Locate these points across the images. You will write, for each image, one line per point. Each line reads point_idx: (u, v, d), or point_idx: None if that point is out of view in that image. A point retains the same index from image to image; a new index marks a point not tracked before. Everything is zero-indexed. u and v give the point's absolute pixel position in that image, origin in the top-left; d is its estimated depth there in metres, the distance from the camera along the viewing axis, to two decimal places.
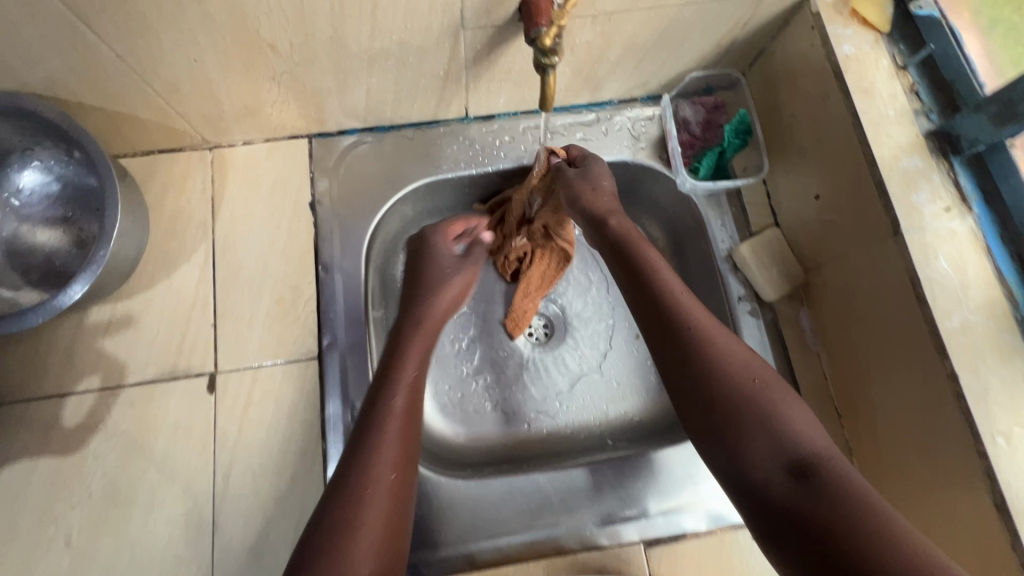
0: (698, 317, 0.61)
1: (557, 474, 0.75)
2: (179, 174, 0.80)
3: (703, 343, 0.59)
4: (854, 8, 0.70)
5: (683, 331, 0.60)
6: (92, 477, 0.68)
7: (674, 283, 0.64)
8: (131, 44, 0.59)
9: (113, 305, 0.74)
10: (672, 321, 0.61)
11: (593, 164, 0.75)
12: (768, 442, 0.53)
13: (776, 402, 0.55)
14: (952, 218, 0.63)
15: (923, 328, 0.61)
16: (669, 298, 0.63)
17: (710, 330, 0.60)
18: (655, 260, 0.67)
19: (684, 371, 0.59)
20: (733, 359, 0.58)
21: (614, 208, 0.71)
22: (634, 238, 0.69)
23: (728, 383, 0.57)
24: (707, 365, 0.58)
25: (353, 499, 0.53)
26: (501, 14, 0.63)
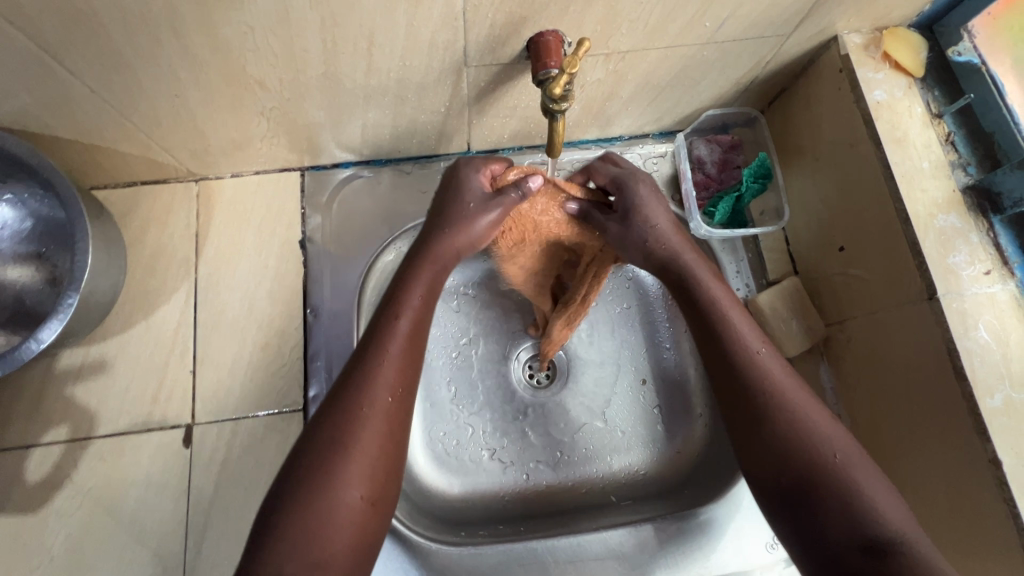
0: (773, 377, 0.54)
1: (558, 543, 0.71)
2: (162, 208, 0.75)
3: (779, 406, 0.52)
4: (886, 50, 0.65)
5: (753, 397, 0.53)
6: (55, 539, 0.64)
7: (751, 337, 0.56)
8: (106, 79, 0.55)
9: (86, 348, 0.70)
10: (740, 378, 0.54)
11: (639, 197, 0.62)
12: (840, 524, 0.47)
13: (856, 479, 0.49)
14: (993, 283, 0.57)
15: (961, 406, 0.55)
16: (744, 353, 0.55)
17: (781, 394, 0.53)
18: (726, 302, 0.58)
19: (753, 433, 0.53)
20: (810, 427, 0.51)
21: (678, 251, 0.61)
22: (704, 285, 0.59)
23: (802, 454, 0.50)
24: (782, 433, 0.51)
25: (336, 449, 0.47)
26: (507, 52, 0.58)
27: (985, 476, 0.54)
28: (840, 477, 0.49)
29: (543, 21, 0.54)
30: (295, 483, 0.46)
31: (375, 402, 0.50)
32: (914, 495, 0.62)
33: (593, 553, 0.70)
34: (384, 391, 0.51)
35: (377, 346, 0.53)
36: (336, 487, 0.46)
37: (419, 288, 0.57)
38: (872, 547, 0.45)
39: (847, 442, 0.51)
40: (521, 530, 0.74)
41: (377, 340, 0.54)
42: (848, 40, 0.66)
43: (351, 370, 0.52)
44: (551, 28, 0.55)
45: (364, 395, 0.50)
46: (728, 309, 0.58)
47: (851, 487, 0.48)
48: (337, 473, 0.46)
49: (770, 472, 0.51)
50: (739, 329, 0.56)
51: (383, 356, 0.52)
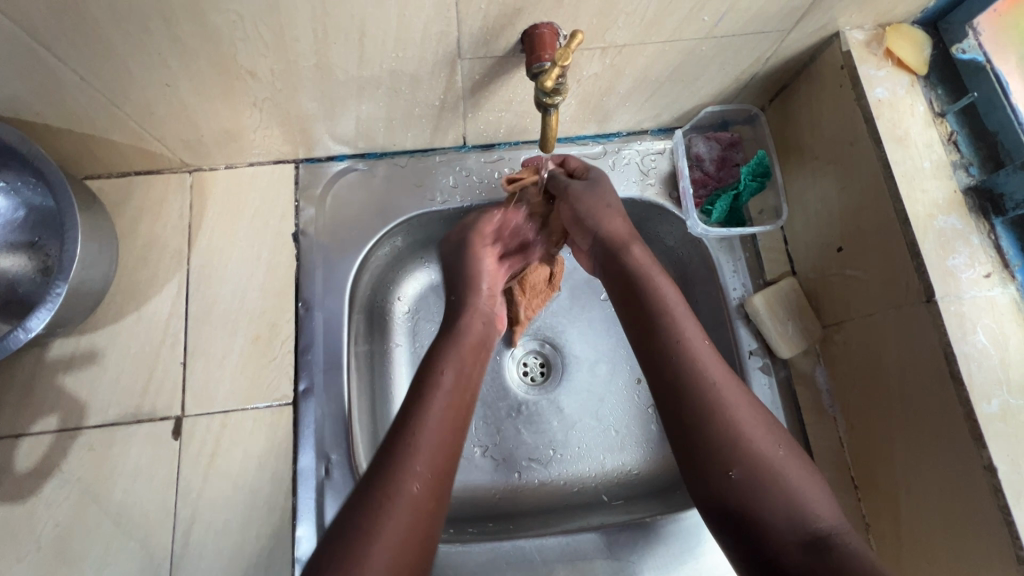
0: (711, 364, 0.55)
1: (546, 542, 0.69)
2: (155, 199, 0.75)
3: (719, 398, 0.53)
4: (888, 47, 0.64)
5: (693, 386, 0.54)
6: (43, 528, 0.64)
7: (686, 320, 0.59)
8: (96, 66, 0.54)
9: (77, 338, 0.70)
10: (678, 366, 0.55)
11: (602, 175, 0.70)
12: (783, 522, 0.48)
13: (789, 476, 0.50)
14: (993, 286, 0.56)
15: (957, 411, 0.54)
16: (681, 341, 0.56)
17: (723, 384, 0.54)
18: (664, 293, 0.61)
19: (692, 426, 0.53)
20: (747, 420, 0.53)
21: (624, 238, 0.66)
22: (651, 271, 0.63)
23: (741, 448, 0.51)
24: (722, 426, 0.52)
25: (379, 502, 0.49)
26: (501, 45, 0.58)
27: (980, 483, 0.53)
28: (774, 471, 0.50)
29: (538, 13, 0.54)
30: (344, 539, 0.47)
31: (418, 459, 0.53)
32: (908, 500, 0.61)
33: (582, 552, 0.68)
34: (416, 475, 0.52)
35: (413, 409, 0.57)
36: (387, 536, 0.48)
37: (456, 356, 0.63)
38: (810, 544, 0.47)
39: (782, 436, 0.53)
40: (511, 528, 0.73)
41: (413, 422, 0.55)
42: (850, 37, 0.64)
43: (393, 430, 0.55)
44: (545, 21, 0.54)
45: (396, 478, 0.51)
46: (669, 300, 0.60)
47: (787, 481, 0.50)
48: (379, 528, 0.48)
49: (714, 467, 0.51)
50: (680, 316, 0.59)
51: (422, 418, 0.56)
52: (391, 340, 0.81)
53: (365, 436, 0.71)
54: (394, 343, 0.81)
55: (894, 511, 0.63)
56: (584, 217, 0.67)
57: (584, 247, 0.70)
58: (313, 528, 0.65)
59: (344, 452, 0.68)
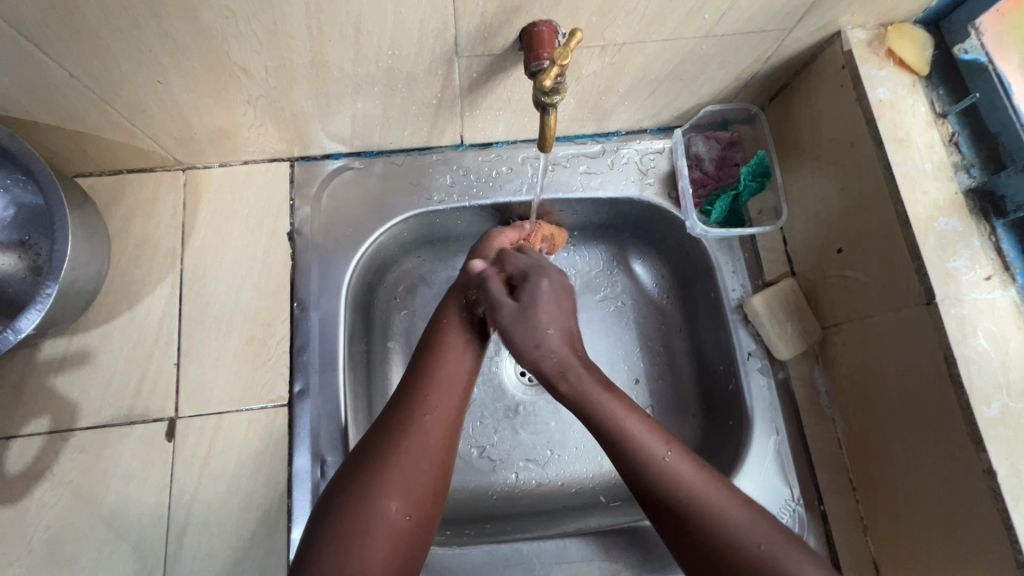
0: (690, 481, 0.50)
1: (543, 544, 0.68)
2: (148, 197, 0.74)
3: (699, 515, 0.48)
4: (890, 47, 0.63)
5: (670, 507, 0.49)
6: (34, 531, 0.63)
7: (655, 441, 0.52)
8: (85, 63, 0.53)
9: (68, 339, 0.69)
10: (650, 489, 0.51)
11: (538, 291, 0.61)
12: None
13: None
14: (993, 288, 0.56)
15: (956, 414, 0.54)
16: (646, 466, 0.51)
17: (706, 503, 0.49)
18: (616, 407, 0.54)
19: (680, 544, 0.49)
20: (739, 529, 0.48)
21: (569, 364, 0.57)
22: (592, 396, 0.55)
23: (738, 565, 0.46)
24: (717, 545, 0.47)
25: (368, 493, 0.49)
26: (499, 42, 0.57)
27: (980, 487, 0.53)
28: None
29: (536, 11, 0.53)
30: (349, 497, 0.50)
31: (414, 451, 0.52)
32: (906, 502, 0.61)
33: (580, 555, 0.68)
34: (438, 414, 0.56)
35: (412, 403, 0.55)
36: (382, 523, 0.48)
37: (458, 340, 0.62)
38: None
39: (784, 539, 0.48)
40: (508, 530, 0.72)
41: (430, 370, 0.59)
42: (851, 36, 0.64)
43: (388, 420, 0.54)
44: (544, 18, 0.53)
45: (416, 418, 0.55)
46: (622, 417, 0.54)
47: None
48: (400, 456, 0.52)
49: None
50: (644, 440, 0.52)
51: (424, 412, 0.55)
52: (389, 341, 0.81)
53: (363, 437, 0.70)
54: (391, 344, 0.81)
55: (891, 514, 0.63)
56: (518, 354, 0.60)
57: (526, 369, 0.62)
58: None
59: (340, 453, 0.67)
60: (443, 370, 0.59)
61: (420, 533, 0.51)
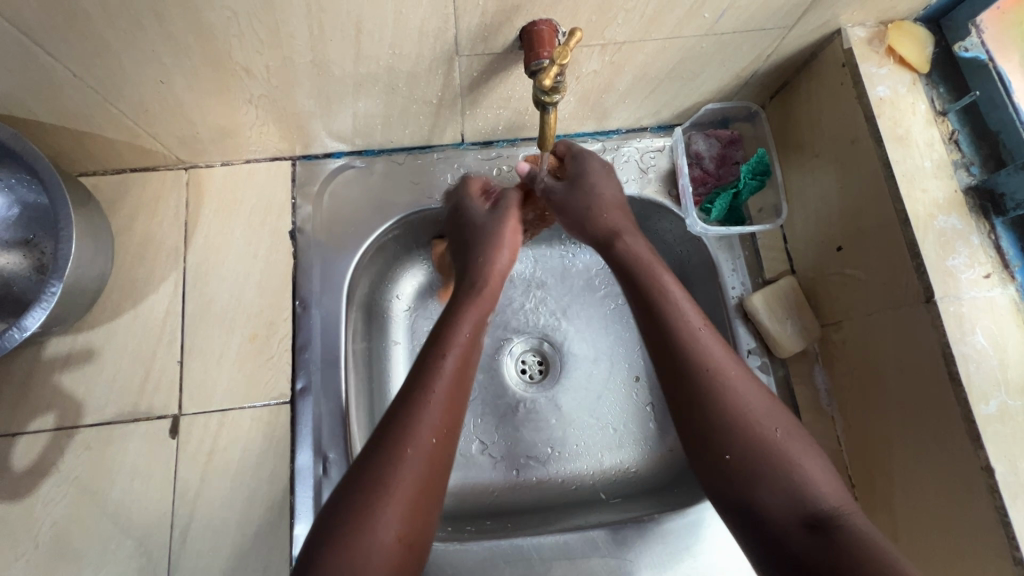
0: (717, 356, 0.55)
1: (544, 540, 0.69)
2: (151, 196, 0.75)
3: (720, 384, 0.53)
4: (890, 45, 0.63)
5: (696, 376, 0.54)
6: (40, 527, 0.64)
7: (692, 315, 0.58)
8: (89, 64, 0.54)
9: (73, 337, 0.69)
10: (682, 359, 0.55)
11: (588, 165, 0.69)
12: (782, 504, 0.48)
13: (797, 459, 0.50)
14: (992, 286, 0.56)
15: (955, 413, 0.54)
16: (681, 326, 0.57)
17: (723, 367, 0.54)
18: (669, 285, 0.60)
19: (693, 414, 0.54)
20: (749, 403, 0.53)
21: (622, 227, 0.66)
22: (642, 261, 0.62)
23: (740, 429, 0.52)
24: (725, 411, 0.52)
25: (367, 519, 0.47)
26: (499, 42, 0.57)
27: (978, 484, 0.53)
28: (775, 450, 0.50)
29: (536, 10, 0.53)
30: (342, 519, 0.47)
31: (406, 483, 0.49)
32: (906, 500, 0.61)
33: (580, 551, 0.68)
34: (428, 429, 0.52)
35: (401, 430, 0.52)
36: (379, 548, 0.46)
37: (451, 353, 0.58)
38: (813, 523, 0.47)
39: (786, 419, 0.53)
40: (509, 526, 0.73)
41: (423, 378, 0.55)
42: (852, 34, 0.64)
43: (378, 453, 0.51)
44: (544, 17, 0.53)
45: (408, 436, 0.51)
46: (672, 290, 0.59)
47: (789, 460, 0.50)
48: (396, 479, 0.49)
49: (713, 444, 0.52)
50: (682, 311, 0.58)
51: (420, 424, 0.52)
52: (391, 339, 0.81)
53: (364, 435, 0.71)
54: (393, 342, 0.81)
55: (891, 511, 0.63)
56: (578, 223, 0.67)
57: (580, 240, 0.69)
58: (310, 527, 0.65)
59: (342, 450, 0.68)
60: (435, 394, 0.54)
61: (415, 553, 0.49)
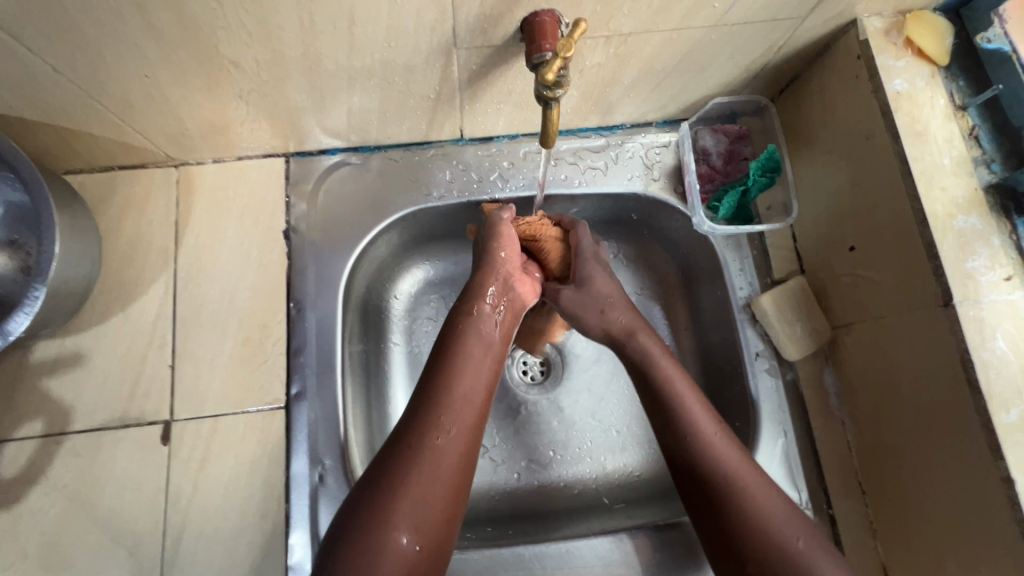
0: (730, 460, 0.54)
1: (546, 548, 0.67)
2: (140, 195, 0.72)
3: (740, 495, 0.52)
4: (908, 36, 0.61)
5: (713, 479, 0.53)
6: (29, 536, 0.62)
7: (706, 420, 0.57)
8: (69, 57, 0.51)
9: (61, 340, 0.67)
10: (699, 462, 0.55)
11: (592, 271, 0.67)
12: None
13: (828, 567, 0.47)
14: (1013, 289, 0.54)
15: (974, 421, 0.52)
16: (696, 436, 0.56)
17: (736, 469, 0.53)
18: (679, 390, 0.59)
19: (714, 518, 0.52)
20: (771, 512, 0.51)
21: (635, 327, 0.64)
22: (652, 364, 0.61)
23: (762, 545, 0.49)
24: (747, 521, 0.50)
25: (381, 521, 0.45)
26: (499, 34, 0.54)
27: (997, 495, 0.51)
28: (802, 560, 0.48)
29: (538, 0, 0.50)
30: (359, 518, 0.46)
31: (427, 477, 0.49)
32: (919, 508, 0.59)
33: (582, 560, 0.66)
34: (449, 448, 0.51)
35: (422, 426, 0.51)
36: (390, 554, 0.44)
37: (466, 366, 0.56)
38: None
39: (804, 523, 0.50)
40: (510, 534, 0.71)
41: (441, 392, 0.54)
42: (867, 25, 0.61)
43: (396, 454, 0.49)
44: (546, 8, 0.51)
45: (423, 441, 0.50)
46: (681, 388, 0.59)
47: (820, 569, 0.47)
48: (408, 484, 0.48)
49: (738, 557, 0.50)
50: (697, 417, 0.57)
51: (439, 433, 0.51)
52: (388, 342, 0.79)
53: (365, 465, 0.68)
54: (390, 345, 0.79)
55: (903, 519, 0.61)
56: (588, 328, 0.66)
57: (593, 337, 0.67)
58: (307, 535, 0.64)
59: (337, 457, 0.66)
60: (459, 395, 0.54)
61: (435, 561, 0.47)
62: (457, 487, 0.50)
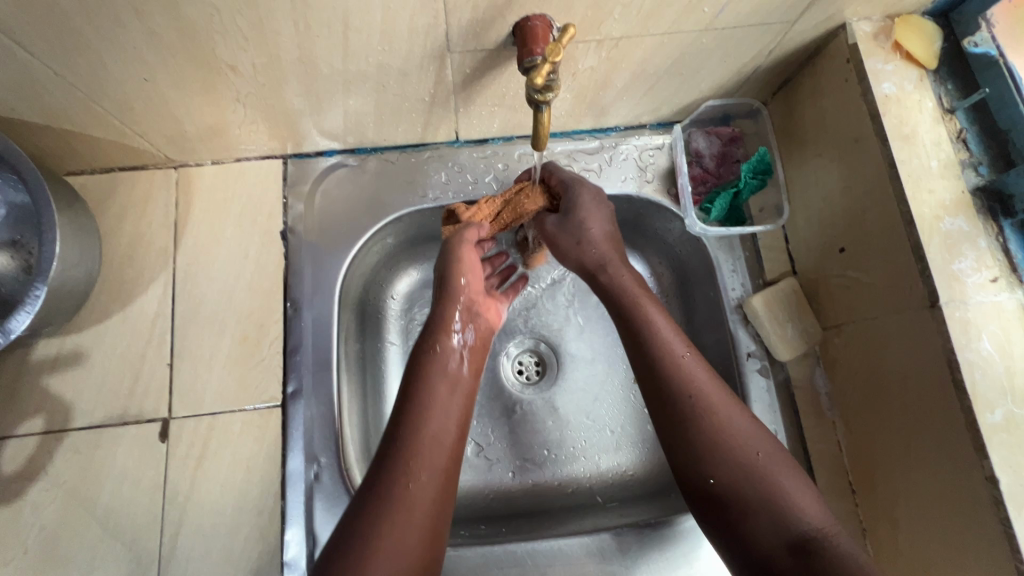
0: (696, 377, 0.56)
1: (538, 546, 0.67)
2: (140, 195, 0.73)
3: (706, 412, 0.55)
4: (897, 40, 0.61)
5: (680, 397, 0.56)
6: (29, 531, 0.63)
7: (675, 342, 0.59)
8: (70, 62, 0.52)
9: (61, 339, 0.68)
10: (666, 379, 0.57)
11: (578, 199, 0.66)
12: (768, 528, 0.49)
13: (779, 479, 0.51)
14: (999, 291, 0.54)
15: (960, 421, 0.53)
16: (666, 354, 0.58)
17: (702, 388, 0.56)
18: (653, 316, 0.61)
19: (675, 433, 0.55)
20: (732, 422, 0.54)
21: (610, 258, 0.66)
22: (627, 290, 0.63)
23: (724, 457, 0.53)
24: (708, 437, 0.54)
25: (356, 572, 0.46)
26: (491, 38, 0.55)
27: (982, 494, 0.52)
28: (756, 472, 0.52)
29: (529, 6, 0.51)
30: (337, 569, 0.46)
31: (406, 526, 0.49)
32: (907, 507, 0.60)
33: (574, 558, 0.67)
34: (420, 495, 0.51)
35: (391, 476, 0.51)
36: None
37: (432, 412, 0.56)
38: (797, 545, 0.48)
39: (764, 437, 0.54)
40: (504, 532, 0.72)
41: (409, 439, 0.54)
42: (857, 29, 0.62)
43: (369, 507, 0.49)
44: (538, 13, 0.52)
45: (394, 489, 0.50)
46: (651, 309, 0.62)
47: (771, 481, 0.51)
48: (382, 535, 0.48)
49: (697, 470, 0.54)
50: (668, 340, 0.59)
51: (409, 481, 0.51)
52: (385, 342, 0.80)
53: (361, 463, 0.69)
54: (388, 344, 0.80)
55: (892, 519, 0.62)
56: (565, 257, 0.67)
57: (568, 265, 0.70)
58: (303, 532, 0.65)
59: (334, 455, 0.67)
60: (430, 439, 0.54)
61: None
62: (432, 531, 0.50)
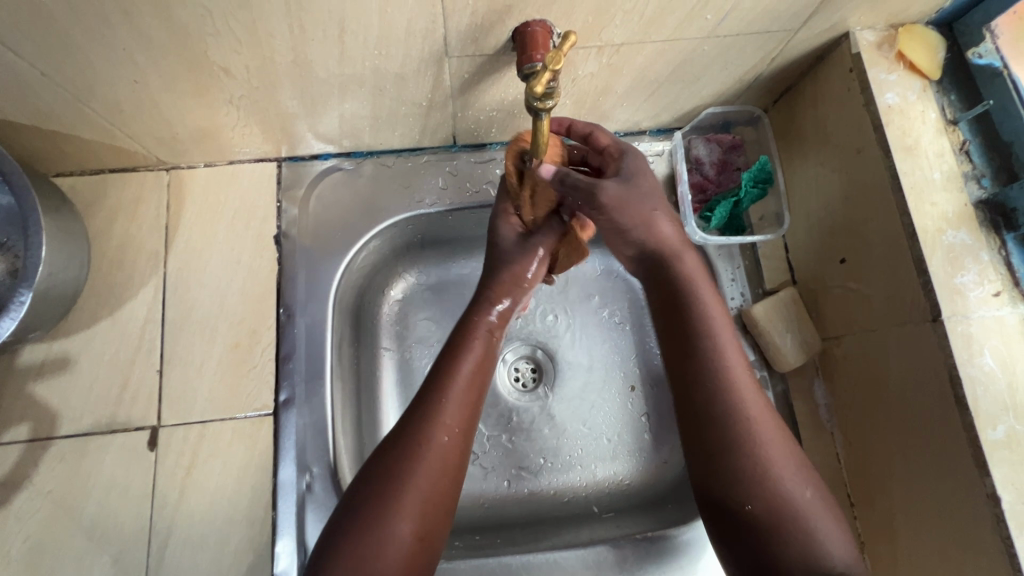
0: (742, 398, 0.53)
1: (533, 559, 0.67)
2: (130, 198, 0.72)
3: (750, 434, 0.52)
4: (901, 50, 0.61)
5: (727, 419, 0.52)
6: (13, 541, 0.62)
7: (728, 357, 0.55)
8: (57, 62, 0.51)
9: (48, 344, 0.67)
10: (712, 397, 0.53)
11: (639, 162, 0.61)
12: (798, 557, 0.49)
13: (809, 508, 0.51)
14: (1002, 305, 0.54)
15: (961, 437, 0.52)
16: (715, 370, 0.54)
17: (747, 411, 0.53)
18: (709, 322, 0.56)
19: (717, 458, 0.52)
20: (774, 450, 0.52)
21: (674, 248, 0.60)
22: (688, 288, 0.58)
23: (764, 483, 0.50)
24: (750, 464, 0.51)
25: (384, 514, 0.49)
26: (490, 43, 0.54)
27: (982, 511, 0.51)
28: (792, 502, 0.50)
29: (529, 11, 0.50)
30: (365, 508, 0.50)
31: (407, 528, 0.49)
32: (907, 522, 0.59)
33: (570, 571, 0.66)
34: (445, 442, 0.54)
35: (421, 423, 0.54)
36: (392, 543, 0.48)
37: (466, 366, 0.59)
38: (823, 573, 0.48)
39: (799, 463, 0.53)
40: (498, 543, 0.71)
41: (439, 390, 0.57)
42: (860, 38, 0.61)
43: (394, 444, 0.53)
44: (538, 18, 0.51)
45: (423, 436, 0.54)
46: (708, 314, 0.57)
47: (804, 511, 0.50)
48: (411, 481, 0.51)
49: (733, 496, 0.51)
50: (717, 355, 0.55)
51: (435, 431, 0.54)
52: (379, 349, 0.78)
53: (353, 471, 0.68)
54: (382, 351, 0.78)
55: (890, 533, 0.61)
56: (628, 228, 0.59)
57: (624, 251, 0.63)
58: (293, 543, 0.63)
59: (326, 465, 0.66)
60: (435, 445, 0.53)
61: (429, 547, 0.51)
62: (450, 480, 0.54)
